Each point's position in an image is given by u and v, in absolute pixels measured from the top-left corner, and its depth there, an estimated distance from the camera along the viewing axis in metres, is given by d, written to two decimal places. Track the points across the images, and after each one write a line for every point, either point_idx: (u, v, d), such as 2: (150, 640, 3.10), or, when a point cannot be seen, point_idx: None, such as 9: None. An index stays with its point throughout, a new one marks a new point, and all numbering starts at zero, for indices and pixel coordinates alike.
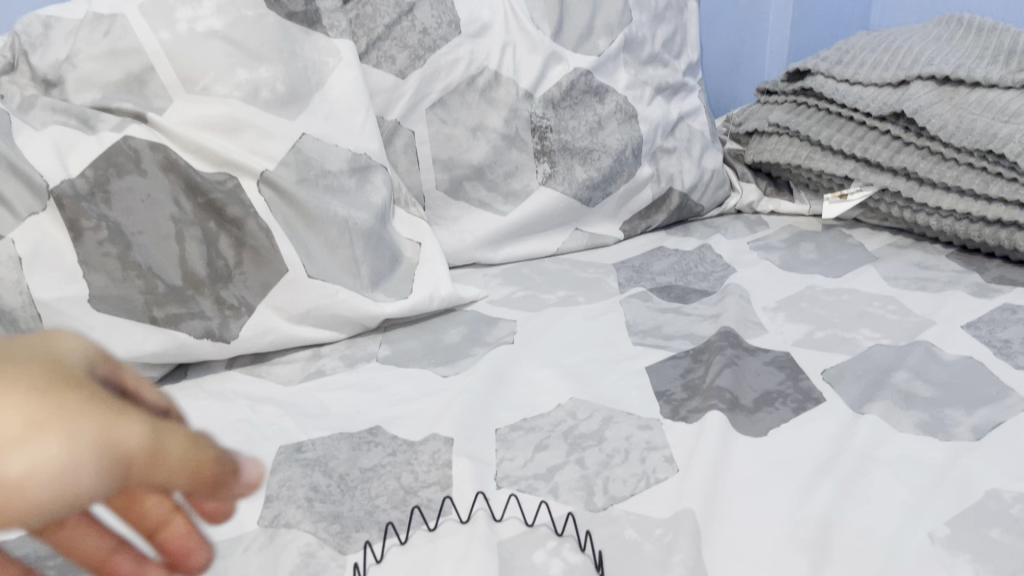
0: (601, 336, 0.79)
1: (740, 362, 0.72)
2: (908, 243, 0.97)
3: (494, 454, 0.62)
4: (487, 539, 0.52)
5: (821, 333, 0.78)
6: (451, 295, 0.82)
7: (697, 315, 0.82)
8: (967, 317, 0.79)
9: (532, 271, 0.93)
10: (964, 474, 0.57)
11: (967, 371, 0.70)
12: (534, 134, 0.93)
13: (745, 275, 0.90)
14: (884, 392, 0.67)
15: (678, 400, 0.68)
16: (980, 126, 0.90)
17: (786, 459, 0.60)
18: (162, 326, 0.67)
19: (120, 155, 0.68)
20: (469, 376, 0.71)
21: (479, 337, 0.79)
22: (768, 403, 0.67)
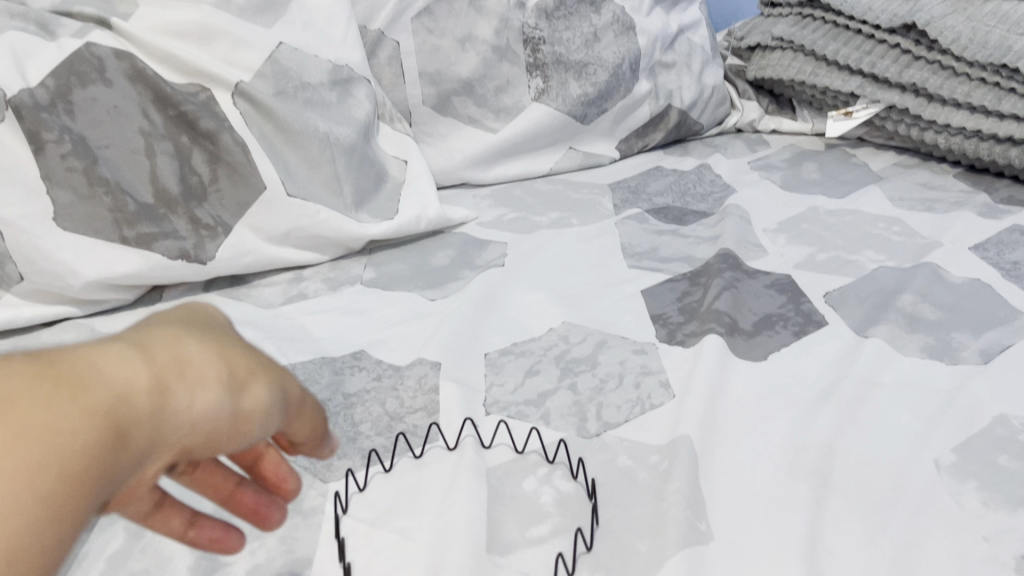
0: (595, 258, 0.76)
1: (739, 285, 0.70)
2: (914, 163, 0.94)
3: (484, 378, 0.60)
4: (474, 466, 0.50)
5: (823, 255, 0.75)
6: (439, 216, 0.79)
7: (695, 237, 0.79)
8: (975, 239, 0.76)
9: (524, 191, 0.89)
10: (971, 399, 0.55)
11: (974, 294, 0.68)
12: (526, 47, 0.88)
13: (745, 196, 0.87)
14: (889, 315, 0.65)
15: (675, 324, 0.66)
16: (994, 39, 0.86)
17: (786, 384, 0.57)
18: (133, 247, 0.64)
19: (83, 63, 0.63)
20: (458, 299, 0.68)
21: (468, 260, 0.76)
22: (768, 327, 0.64)
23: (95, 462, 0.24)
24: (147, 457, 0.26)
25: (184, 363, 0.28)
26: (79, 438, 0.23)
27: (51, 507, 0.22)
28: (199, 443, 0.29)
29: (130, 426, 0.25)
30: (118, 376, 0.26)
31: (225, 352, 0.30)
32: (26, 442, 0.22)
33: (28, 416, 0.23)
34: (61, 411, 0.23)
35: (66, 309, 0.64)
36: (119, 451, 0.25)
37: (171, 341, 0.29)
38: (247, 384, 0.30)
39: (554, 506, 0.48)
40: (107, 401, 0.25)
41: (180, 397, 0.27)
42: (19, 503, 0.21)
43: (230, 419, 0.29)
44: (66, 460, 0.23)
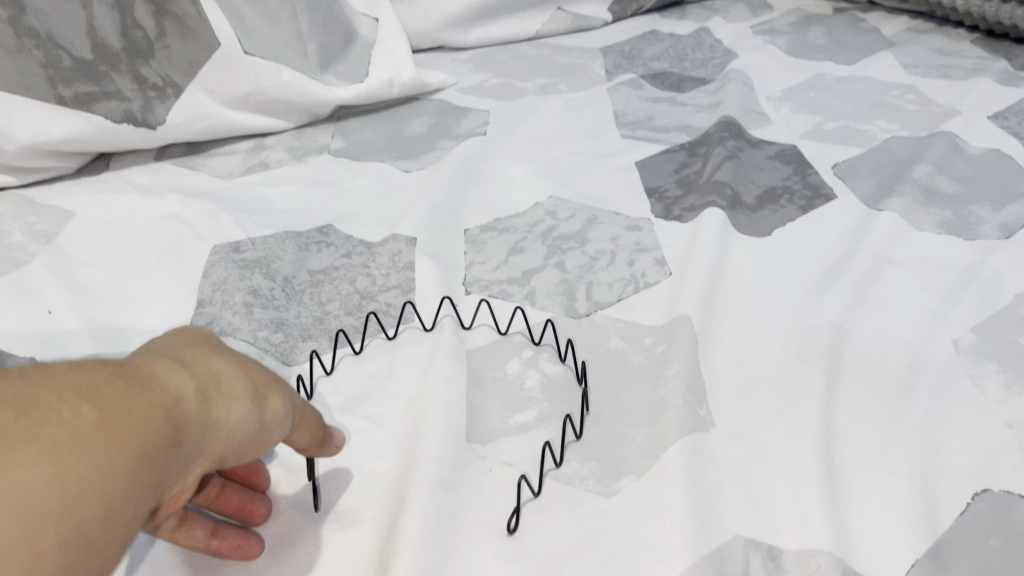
0: (585, 128, 0.70)
1: (741, 156, 0.64)
2: (929, 28, 0.87)
3: (463, 255, 0.55)
4: (453, 349, 0.45)
5: (832, 125, 0.69)
6: (416, 80, 0.72)
7: (694, 105, 0.73)
8: (995, 106, 0.70)
9: (508, 56, 0.82)
10: (992, 276, 0.50)
11: (994, 164, 0.62)
12: None
13: (747, 62, 0.80)
14: (903, 187, 0.60)
15: (672, 198, 0.60)
16: None
17: (792, 262, 0.53)
18: (72, 108, 0.58)
19: None
20: (435, 170, 0.63)
21: (446, 129, 0.69)
22: (772, 201, 0.59)
23: (163, 455, 0.25)
24: (196, 460, 0.28)
25: (220, 376, 0.30)
26: (153, 432, 0.25)
27: (131, 489, 0.24)
28: (230, 457, 0.30)
29: (186, 426, 0.27)
30: (173, 382, 0.28)
31: (254, 366, 0.32)
32: (116, 426, 0.24)
33: (116, 404, 0.25)
34: (138, 403, 0.25)
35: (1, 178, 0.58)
36: (177, 448, 0.26)
37: (209, 357, 0.31)
38: (270, 393, 0.32)
39: (539, 391, 0.44)
40: (167, 402, 0.27)
41: (223, 406, 0.29)
42: (110, 479, 0.23)
43: (258, 431, 0.31)
44: (143, 447, 0.24)
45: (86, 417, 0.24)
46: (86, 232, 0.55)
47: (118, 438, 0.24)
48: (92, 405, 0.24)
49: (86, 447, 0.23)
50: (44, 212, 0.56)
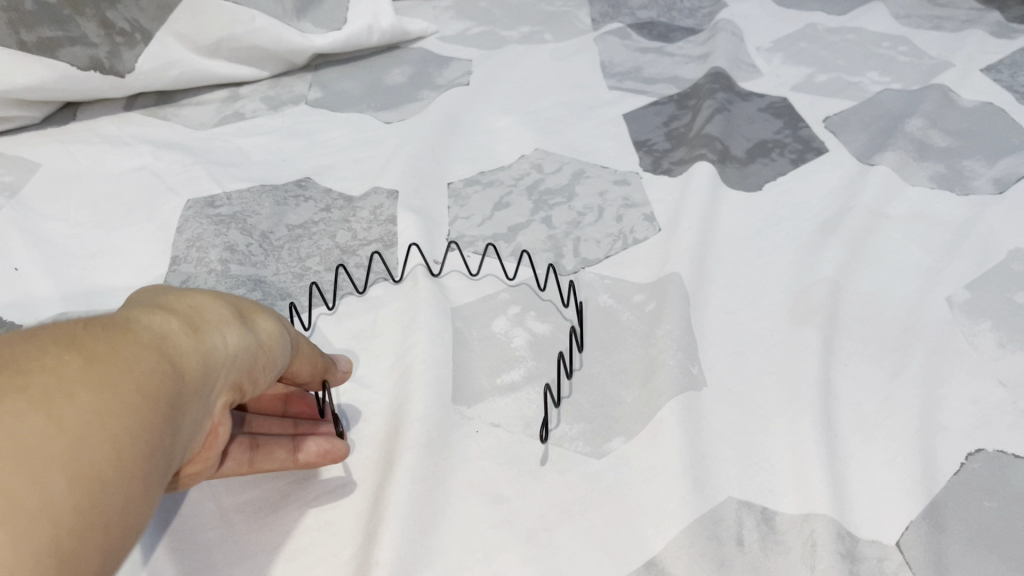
0: (571, 79, 0.68)
1: (731, 109, 0.63)
2: None
3: (447, 210, 0.53)
4: (438, 306, 0.44)
5: (823, 77, 0.68)
6: (396, 27, 0.70)
7: (683, 56, 0.71)
8: (988, 58, 0.69)
9: (491, 4, 0.79)
10: (987, 231, 0.49)
11: (988, 117, 0.61)
12: None
13: (737, 11, 0.78)
14: (896, 141, 0.58)
15: (661, 151, 0.59)
16: None
17: (784, 217, 0.52)
18: (35, 54, 0.55)
19: None
20: (417, 122, 0.60)
21: (428, 79, 0.67)
22: (763, 155, 0.58)
23: (168, 388, 0.24)
24: (207, 392, 0.27)
25: (201, 308, 0.29)
26: (149, 368, 0.24)
27: (145, 422, 0.23)
28: (239, 388, 0.30)
29: (184, 357, 0.26)
30: (155, 318, 0.26)
31: (230, 297, 0.32)
32: (105, 365, 0.23)
33: (100, 346, 0.23)
34: (123, 343, 0.24)
35: None
36: (183, 380, 0.25)
37: (181, 292, 0.29)
38: (253, 316, 0.31)
39: (526, 350, 0.43)
40: (156, 339, 0.25)
41: (215, 331, 0.28)
42: (115, 415, 0.22)
43: (258, 352, 0.30)
44: (144, 381, 0.23)
45: (71, 363, 0.22)
46: (54, 184, 0.53)
47: (109, 375, 0.22)
48: (75, 350, 0.23)
49: (79, 390, 0.22)
50: (8, 164, 0.54)
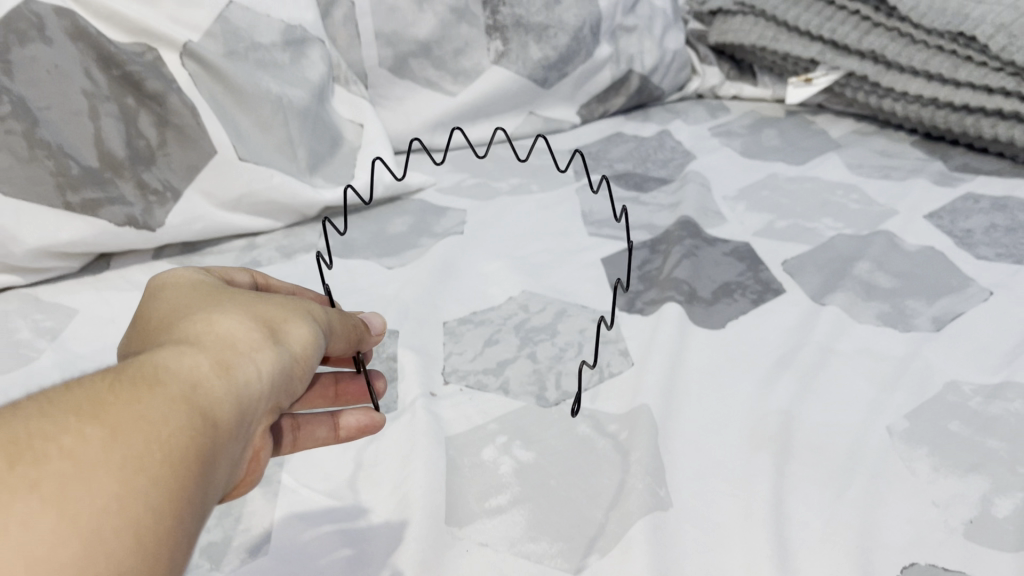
0: (556, 226, 0.75)
1: (699, 253, 0.70)
2: (873, 131, 0.94)
3: (443, 347, 0.59)
4: (433, 435, 0.49)
5: (782, 223, 0.75)
6: (398, 181, 0.78)
7: (656, 204, 0.79)
8: (930, 206, 0.76)
9: (484, 157, 0.88)
10: (924, 366, 0.55)
11: (929, 261, 0.68)
12: (485, 9, 0.87)
13: (705, 163, 0.87)
14: (845, 282, 0.65)
15: (635, 292, 0.65)
16: (953, 7, 0.86)
17: (744, 353, 0.57)
18: (79, 213, 0.62)
19: (20, 21, 0.59)
20: (416, 267, 0.67)
21: (427, 227, 0.74)
22: (727, 295, 0.64)
23: (196, 442, 0.28)
24: (237, 425, 0.31)
25: (230, 340, 0.34)
26: (173, 427, 0.27)
27: (166, 485, 0.26)
28: (269, 404, 0.35)
29: (211, 406, 0.30)
30: (184, 367, 0.30)
31: (256, 313, 0.37)
32: (127, 435, 0.26)
33: (122, 417, 0.26)
34: (149, 404, 0.28)
35: (8, 277, 0.61)
36: (211, 429, 0.29)
37: (209, 322, 0.34)
38: (285, 328, 0.37)
39: (512, 476, 0.48)
40: (182, 393, 0.29)
41: (242, 367, 0.33)
42: (135, 486, 0.25)
43: (289, 368, 0.36)
44: (166, 443, 0.27)
45: (93, 440, 0.25)
46: (90, 328, 0.59)
47: (130, 448, 0.26)
48: (97, 424, 0.26)
49: (99, 470, 0.25)
50: (49, 310, 0.60)
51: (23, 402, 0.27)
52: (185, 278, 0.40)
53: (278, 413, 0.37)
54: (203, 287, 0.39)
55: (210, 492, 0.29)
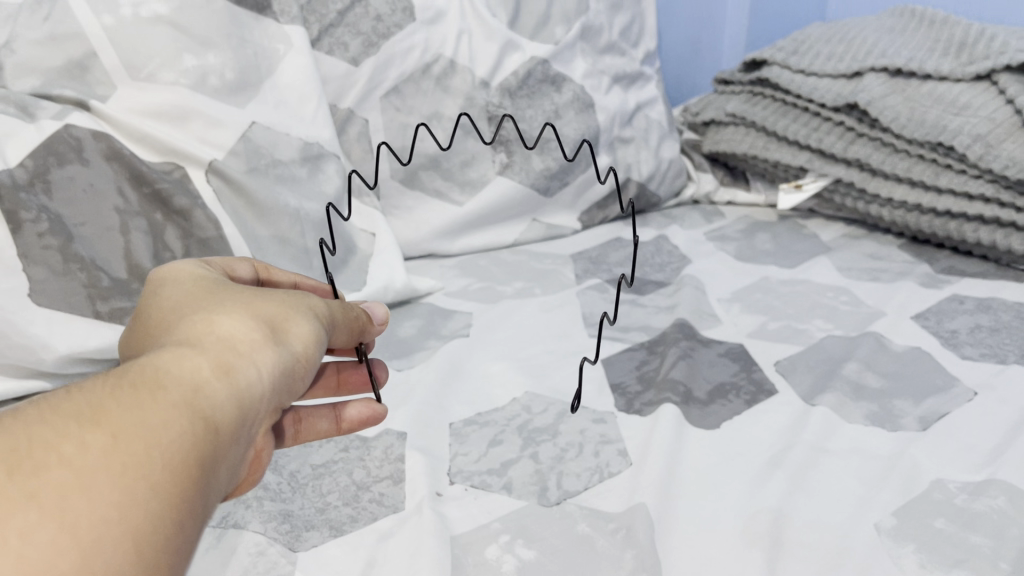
0: (558, 328, 0.78)
1: (694, 355, 0.73)
2: (862, 234, 0.99)
3: (448, 448, 0.61)
4: (438, 533, 0.52)
5: (775, 324, 0.78)
6: (407, 287, 0.82)
7: (653, 307, 0.82)
8: (917, 307, 0.80)
9: (490, 262, 0.92)
10: (911, 464, 0.57)
11: (915, 361, 0.71)
12: (491, 124, 0.92)
13: (700, 266, 0.91)
14: (835, 383, 0.68)
15: (633, 393, 0.68)
16: (931, 118, 0.91)
17: (738, 452, 0.60)
18: (107, 321, 0.64)
19: (62, 143, 0.66)
20: (424, 369, 0.70)
21: (434, 330, 0.78)
22: (721, 396, 0.67)
23: (194, 446, 0.30)
24: (236, 427, 0.34)
25: (230, 342, 0.36)
26: (171, 433, 0.30)
27: (161, 490, 0.28)
28: (269, 403, 0.37)
29: (210, 410, 0.32)
30: (184, 372, 0.33)
31: (256, 315, 0.39)
32: (125, 443, 0.28)
33: (122, 425, 0.29)
34: (149, 410, 0.30)
35: (37, 383, 0.62)
36: (210, 433, 0.32)
37: (210, 324, 0.37)
38: (284, 329, 0.40)
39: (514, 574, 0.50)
40: (182, 398, 0.31)
41: (241, 371, 0.35)
42: (131, 493, 0.27)
43: (287, 366, 0.39)
44: (164, 449, 0.29)
45: (94, 448, 0.27)
46: None
47: (127, 455, 0.28)
48: (98, 431, 0.28)
49: (97, 477, 0.27)
50: None
51: (28, 406, 0.29)
52: (190, 278, 0.42)
53: (279, 408, 0.40)
54: (207, 286, 0.41)
55: (208, 493, 0.31)
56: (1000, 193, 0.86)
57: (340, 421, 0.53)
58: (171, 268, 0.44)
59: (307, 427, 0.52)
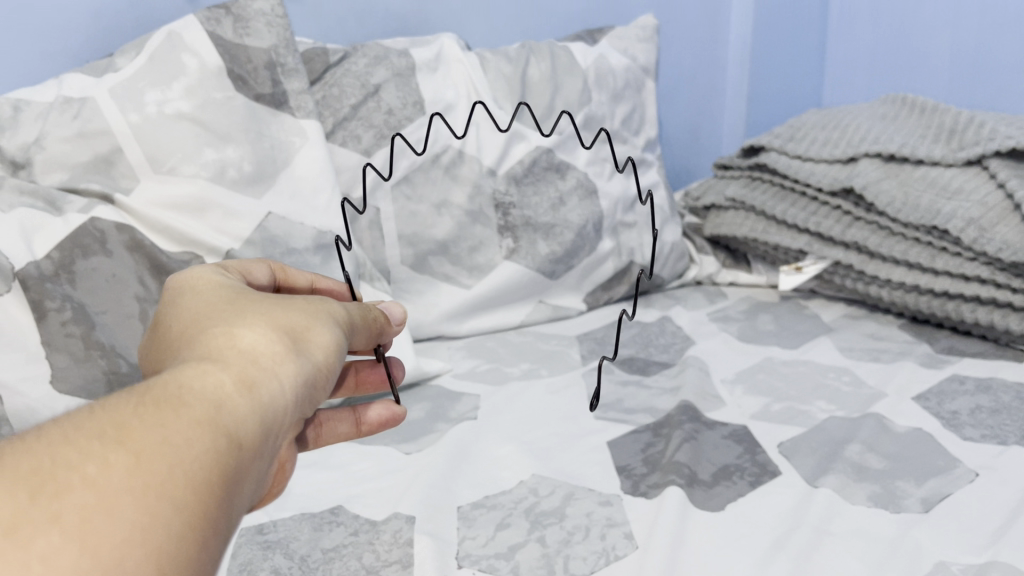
0: (565, 410, 0.79)
1: (698, 436, 0.74)
2: (862, 315, 1.01)
3: (456, 531, 0.62)
4: None
5: (778, 405, 0.79)
6: (416, 369, 0.84)
7: (658, 388, 0.84)
8: (918, 388, 0.81)
9: (497, 343, 0.94)
10: (914, 547, 0.58)
11: (916, 442, 0.72)
12: (497, 211, 0.95)
13: (704, 348, 0.92)
14: (838, 465, 0.69)
15: (638, 475, 0.69)
16: (925, 202, 0.94)
17: (743, 534, 0.61)
18: None
19: (86, 236, 0.70)
20: (432, 452, 0.71)
21: (443, 412, 0.79)
22: (726, 477, 0.68)
23: (221, 460, 0.30)
24: (261, 441, 0.33)
25: (252, 355, 0.36)
26: (197, 449, 0.29)
27: (186, 507, 0.27)
28: (293, 415, 0.37)
29: (235, 424, 0.32)
30: (207, 387, 0.32)
31: (278, 326, 0.39)
32: (149, 460, 0.27)
33: (146, 441, 0.28)
34: (173, 425, 0.29)
35: None
36: (235, 447, 0.31)
37: (233, 338, 0.36)
38: (308, 340, 0.39)
39: None
40: (206, 412, 0.31)
41: (266, 385, 0.35)
42: (156, 511, 0.26)
43: (311, 378, 0.38)
44: (189, 466, 0.28)
45: (117, 466, 0.27)
46: None
47: (152, 471, 0.27)
48: (122, 448, 0.27)
49: (120, 496, 0.26)
50: None
51: (50, 428, 0.28)
52: (211, 291, 0.42)
53: (302, 419, 0.39)
54: (228, 298, 0.41)
55: (233, 509, 0.30)
56: (995, 274, 0.88)
57: (360, 423, 0.55)
58: (192, 280, 0.44)
59: (327, 431, 0.53)
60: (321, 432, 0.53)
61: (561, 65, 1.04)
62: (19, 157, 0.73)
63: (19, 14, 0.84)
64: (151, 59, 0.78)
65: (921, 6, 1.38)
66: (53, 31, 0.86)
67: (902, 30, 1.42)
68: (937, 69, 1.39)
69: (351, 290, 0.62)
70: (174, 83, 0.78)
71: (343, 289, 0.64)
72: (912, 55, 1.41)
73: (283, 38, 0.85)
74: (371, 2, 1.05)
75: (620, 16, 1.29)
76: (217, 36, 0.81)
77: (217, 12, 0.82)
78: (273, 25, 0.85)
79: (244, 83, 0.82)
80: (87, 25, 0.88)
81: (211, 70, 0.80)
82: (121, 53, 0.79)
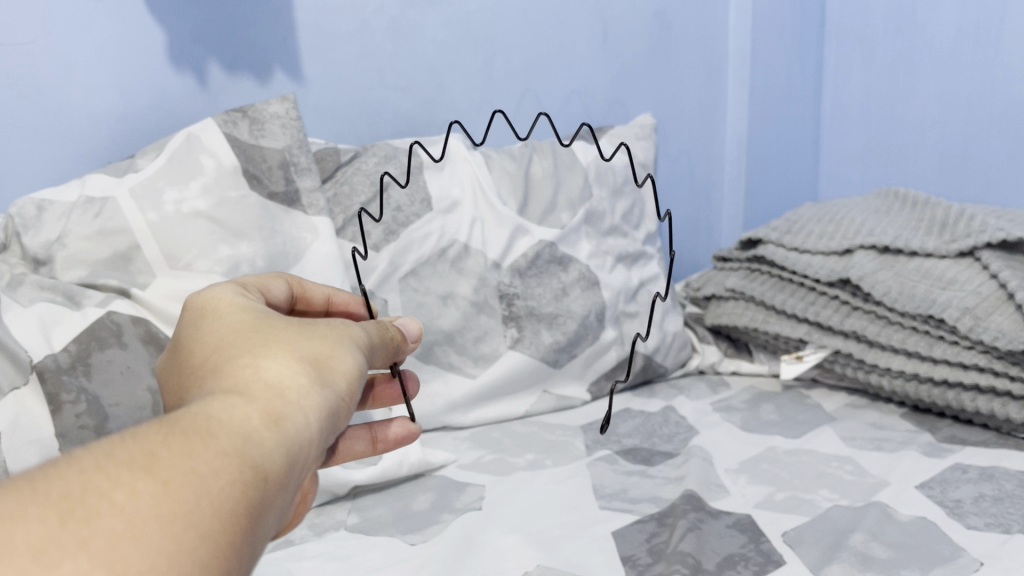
0: (570, 501, 0.79)
1: (703, 526, 0.74)
2: (864, 404, 1.02)
3: None
4: None
5: (781, 494, 0.80)
6: (420, 459, 0.85)
7: (662, 478, 0.84)
8: (922, 476, 0.82)
9: (501, 434, 0.95)
10: None
11: (922, 532, 0.72)
12: (502, 301, 0.97)
13: (707, 437, 0.93)
14: (843, 554, 0.68)
15: (644, 565, 0.68)
16: (920, 293, 0.97)
17: None
18: None
19: (103, 329, 0.72)
20: (437, 544, 0.71)
21: (448, 503, 0.80)
22: (731, 567, 0.68)
23: (244, 493, 0.31)
24: (285, 473, 0.35)
25: (278, 388, 0.37)
26: (222, 481, 0.31)
27: (210, 537, 0.29)
28: (318, 446, 0.38)
29: (261, 456, 0.33)
30: (233, 420, 0.34)
31: (303, 356, 0.40)
32: (177, 490, 0.29)
33: (174, 472, 0.29)
34: (198, 458, 0.31)
35: None
36: (260, 479, 0.33)
37: (259, 369, 0.38)
38: (331, 370, 0.41)
39: None
40: (232, 446, 0.32)
41: (290, 418, 0.36)
42: (180, 540, 0.28)
43: (334, 410, 0.40)
44: (214, 500, 0.30)
45: (146, 494, 0.28)
46: None
47: (179, 501, 0.29)
48: (149, 478, 0.29)
49: (148, 524, 0.27)
50: None
51: (81, 451, 0.30)
52: (235, 318, 0.44)
53: (325, 450, 0.41)
54: (253, 324, 0.43)
55: (256, 539, 0.32)
56: (993, 362, 0.89)
57: (377, 441, 0.59)
58: (216, 305, 0.45)
59: (347, 448, 0.58)
60: (339, 451, 0.58)
61: (564, 162, 1.09)
62: (41, 253, 0.76)
63: (43, 116, 0.88)
64: (171, 160, 0.82)
65: (910, 99, 1.44)
66: (74, 133, 0.90)
67: (892, 121, 1.48)
68: (929, 159, 1.43)
69: (367, 302, 0.64)
70: (192, 182, 0.82)
71: (361, 301, 0.66)
72: (904, 145, 1.46)
73: (296, 139, 0.89)
74: (380, 104, 1.10)
75: (619, 114, 1.35)
76: (234, 137, 0.85)
77: (235, 116, 0.86)
78: (287, 126, 0.89)
79: (259, 182, 0.85)
80: (109, 127, 0.92)
81: (228, 170, 0.83)
82: (141, 155, 0.83)
